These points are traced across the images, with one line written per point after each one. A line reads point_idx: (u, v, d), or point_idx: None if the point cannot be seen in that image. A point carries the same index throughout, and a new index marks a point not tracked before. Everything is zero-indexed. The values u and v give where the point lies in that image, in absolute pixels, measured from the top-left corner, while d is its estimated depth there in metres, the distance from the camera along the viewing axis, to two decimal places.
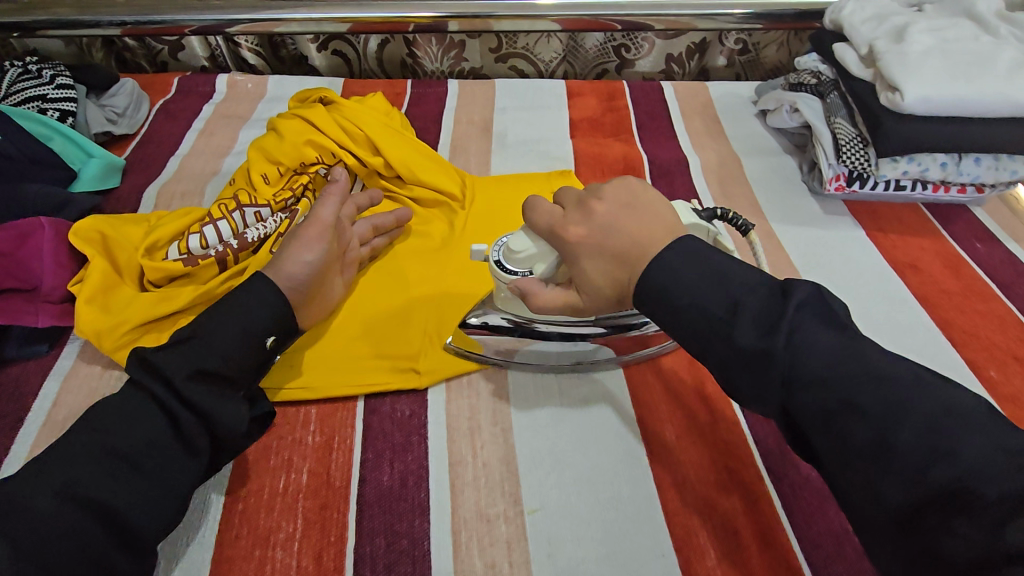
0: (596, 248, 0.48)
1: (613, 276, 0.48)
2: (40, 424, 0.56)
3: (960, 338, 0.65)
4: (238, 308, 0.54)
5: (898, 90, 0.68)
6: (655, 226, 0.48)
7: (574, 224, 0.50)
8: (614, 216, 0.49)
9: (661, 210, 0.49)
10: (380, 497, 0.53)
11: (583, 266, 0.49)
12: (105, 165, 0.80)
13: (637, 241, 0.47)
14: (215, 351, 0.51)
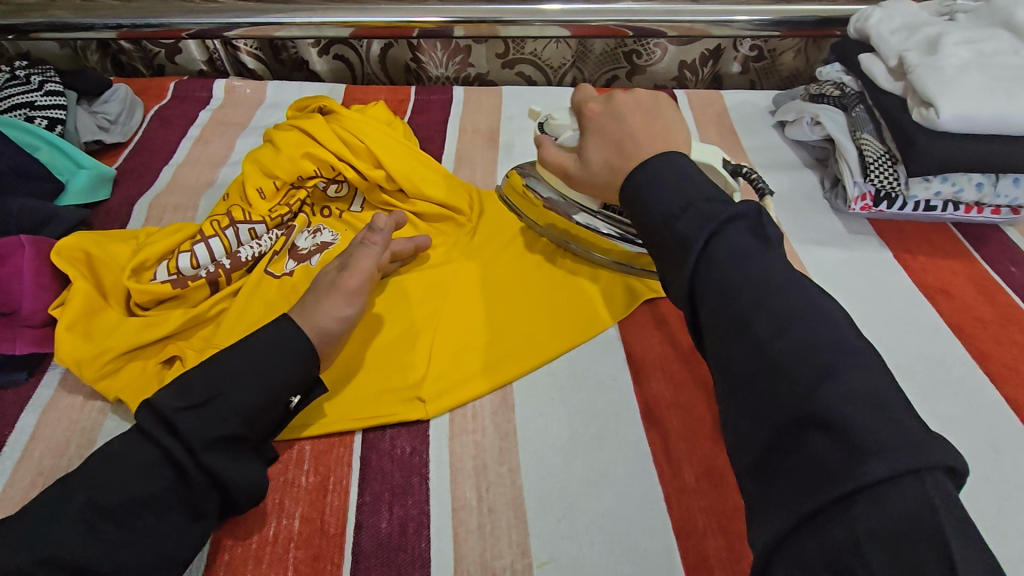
0: (605, 128, 0.54)
1: (605, 157, 0.52)
2: (14, 461, 0.53)
3: (998, 372, 0.61)
4: (260, 363, 0.50)
5: (932, 106, 0.64)
6: (661, 132, 0.52)
7: (599, 107, 0.56)
8: (629, 111, 0.54)
9: (673, 124, 0.54)
10: (378, 546, 0.49)
11: (591, 138, 0.54)
12: (94, 176, 0.76)
13: (638, 135, 0.51)
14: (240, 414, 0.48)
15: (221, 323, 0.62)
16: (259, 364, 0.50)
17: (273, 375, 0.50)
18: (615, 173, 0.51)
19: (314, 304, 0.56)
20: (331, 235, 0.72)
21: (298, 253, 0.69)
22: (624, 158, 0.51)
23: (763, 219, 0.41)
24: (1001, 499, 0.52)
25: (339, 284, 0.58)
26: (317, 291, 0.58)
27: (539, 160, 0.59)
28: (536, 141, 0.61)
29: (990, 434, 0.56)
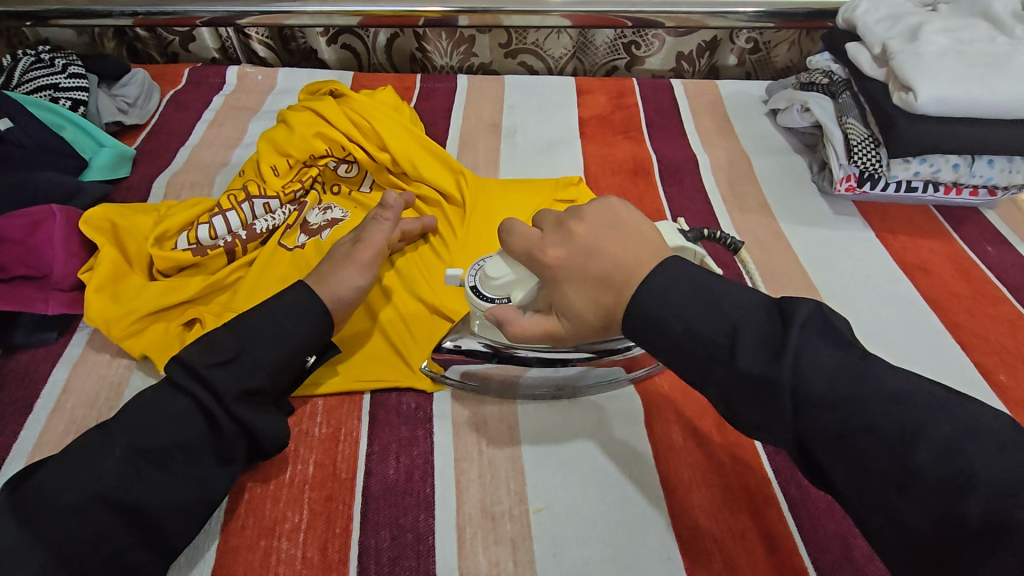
0: (577, 273, 0.45)
1: (594, 302, 0.45)
2: (48, 411, 0.57)
3: (970, 341, 0.65)
4: (281, 326, 0.54)
5: (911, 90, 0.68)
6: (638, 248, 0.45)
7: (557, 245, 0.47)
8: (595, 242, 0.46)
9: (643, 231, 0.47)
10: (386, 490, 0.53)
11: (569, 288, 0.46)
12: (116, 155, 0.80)
13: (619, 266, 0.44)
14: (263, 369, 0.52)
15: (238, 289, 0.66)
16: (282, 324, 0.54)
17: (293, 339, 0.54)
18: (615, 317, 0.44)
19: (330, 270, 0.60)
20: (341, 212, 0.75)
21: (309, 228, 0.73)
22: (619, 304, 0.43)
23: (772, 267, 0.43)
24: None
25: (354, 256, 0.61)
26: (333, 257, 0.61)
27: (515, 334, 0.49)
28: (496, 320, 0.51)
29: None
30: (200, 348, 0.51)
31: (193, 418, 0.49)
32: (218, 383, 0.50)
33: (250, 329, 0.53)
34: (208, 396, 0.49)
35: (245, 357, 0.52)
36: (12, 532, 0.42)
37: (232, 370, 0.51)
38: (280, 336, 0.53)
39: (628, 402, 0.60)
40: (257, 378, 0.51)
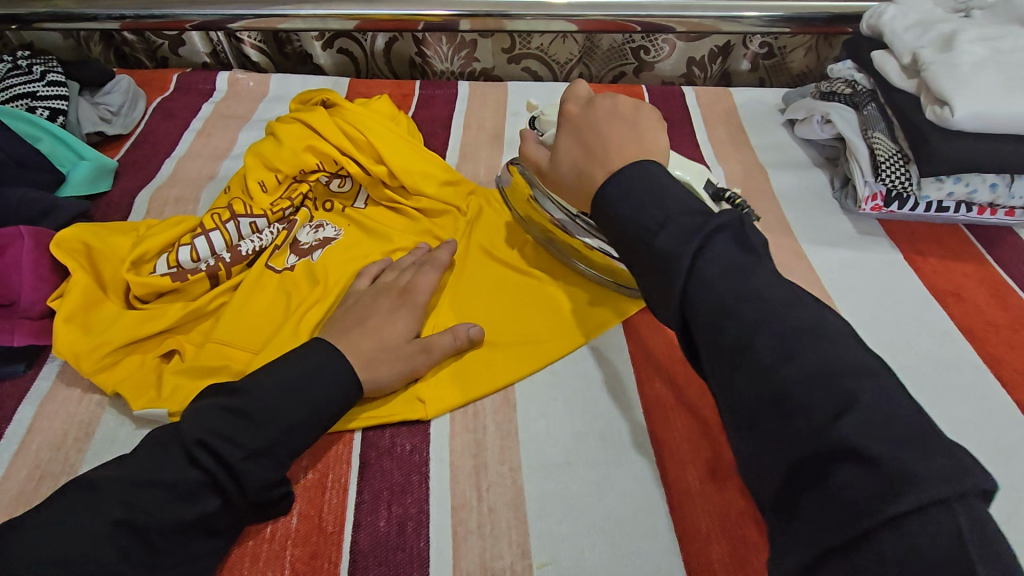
0: (578, 138, 0.51)
1: (574, 157, 0.51)
2: (11, 454, 0.52)
3: (1010, 377, 0.60)
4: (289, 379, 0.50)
5: (947, 104, 0.63)
6: (633, 136, 0.49)
7: (576, 115, 0.53)
8: (604, 119, 0.51)
9: (649, 130, 0.50)
10: (376, 545, 0.48)
11: (566, 135, 0.53)
12: (96, 168, 0.75)
13: (610, 144, 0.48)
14: (276, 424, 0.48)
15: (221, 317, 0.61)
16: (319, 406, 0.50)
17: (308, 393, 0.50)
18: (585, 181, 0.49)
19: (384, 370, 0.55)
20: (334, 231, 0.71)
21: (299, 247, 0.68)
22: (592, 167, 0.49)
23: (744, 228, 0.40)
24: (1011, 510, 0.51)
25: (413, 360, 0.57)
26: (387, 348, 0.56)
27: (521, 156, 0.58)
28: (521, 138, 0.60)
29: (1001, 439, 0.55)
30: (232, 424, 0.47)
31: (201, 494, 0.44)
32: (249, 477, 0.46)
33: (287, 412, 0.48)
34: (231, 485, 0.45)
35: (279, 448, 0.48)
36: None
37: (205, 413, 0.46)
38: (312, 410, 0.50)
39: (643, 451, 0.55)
40: (233, 424, 0.47)
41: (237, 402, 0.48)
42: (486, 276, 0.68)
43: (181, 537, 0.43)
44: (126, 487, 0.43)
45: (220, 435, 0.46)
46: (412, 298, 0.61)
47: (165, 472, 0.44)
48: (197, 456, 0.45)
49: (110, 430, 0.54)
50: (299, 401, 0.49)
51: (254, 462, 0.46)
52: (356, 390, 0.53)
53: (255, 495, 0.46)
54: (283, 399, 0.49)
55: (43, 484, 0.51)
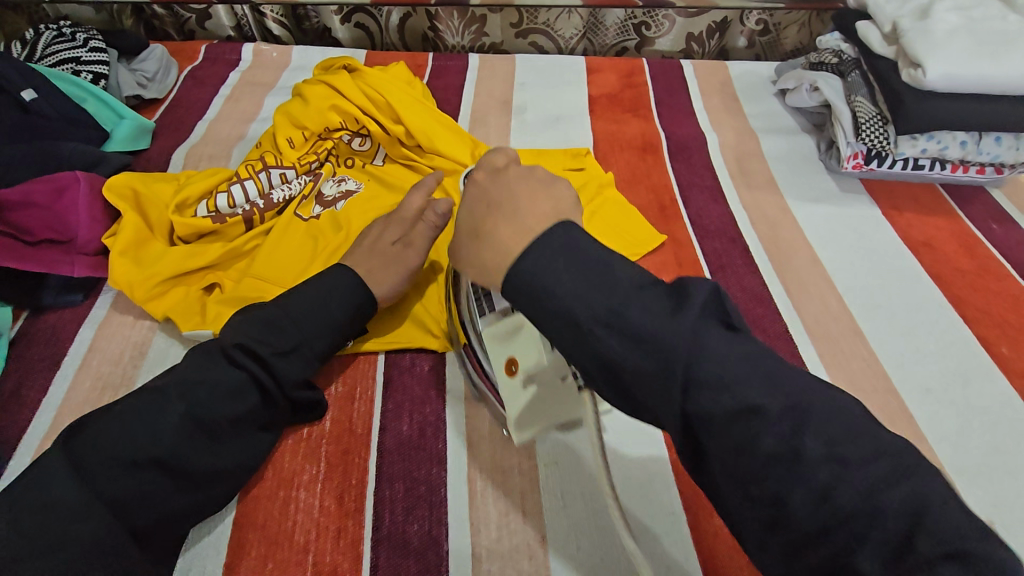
0: (481, 197, 0.42)
1: (476, 222, 0.41)
2: (76, 368, 0.59)
3: (972, 315, 0.66)
4: (313, 293, 0.57)
5: (920, 67, 0.68)
6: (545, 204, 0.40)
7: (484, 176, 0.44)
8: (518, 179, 0.42)
9: (565, 190, 0.43)
10: (400, 445, 0.55)
11: (470, 202, 0.43)
12: (136, 127, 0.82)
13: (520, 206, 0.40)
14: (303, 330, 0.54)
15: (256, 256, 0.68)
16: (339, 318, 0.57)
17: (333, 300, 0.57)
18: (487, 244, 0.39)
19: (380, 278, 0.61)
20: (355, 184, 0.77)
21: (324, 200, 0.75)
22: (496, 227, 0.39)
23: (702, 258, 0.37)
24: (964, 424, 0.57)
25: (400, 256, 0.62)
26: (374, 249, 0.62)
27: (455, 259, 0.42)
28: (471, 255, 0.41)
29: (958, 367, 0.62)
30: (264, 331, 0.53)
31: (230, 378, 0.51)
32: (284, 372, 0.52)
33: (310, 320, 0.55)
34: (268, 379, 0.52)
35: (306, 349, 0.54)
36: (47, 468, 0.44)
37: (244, 325, 0.54)
38: (335, 321, 0.56)
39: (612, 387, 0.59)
40: (290, 340, 0.54)
41: (269, 313, 0.55)
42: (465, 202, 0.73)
43: (234, 429, 0.50)
44: (181, 384, 0.49)
45: (256, 338, 0.52)
46: (400, 214, 0.64)
47: (209, 372, 0.50)
48: (244, 359, 0.51)
49: (162, 349, 0.61)
50: (322, 313, 0.56)
51: (286, 359, 0.53)
52: (368, 300, 0.59)
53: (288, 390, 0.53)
54: (309, 311, 0.55)
55: (105, 392, 0.57)
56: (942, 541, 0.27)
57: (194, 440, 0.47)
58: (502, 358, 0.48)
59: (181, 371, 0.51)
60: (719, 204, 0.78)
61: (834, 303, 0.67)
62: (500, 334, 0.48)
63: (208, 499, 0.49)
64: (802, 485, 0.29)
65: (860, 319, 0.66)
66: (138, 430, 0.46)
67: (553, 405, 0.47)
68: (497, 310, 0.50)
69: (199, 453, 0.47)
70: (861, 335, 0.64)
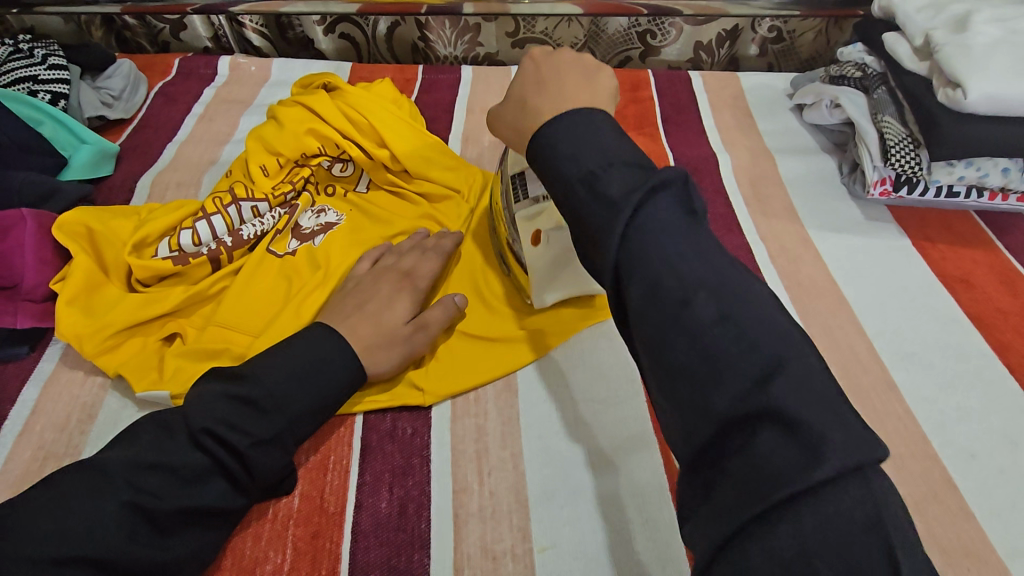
0: (534, 74, 0.47)
1: (522, 92, 0.47)
2: (15, 434, 0.53)
3: (1019, 365, 0.59)
4: (298, 366, 0.49)
5: (960, 87, 0.61)
6: (586, 86, 0.46)
7: (541, 56, 0.49)
8: (568, 62, 0.48)
9: (606, 79, 0.48)
10: (377, 526, 0.49)
11: (518, 81, 0.48)
12: (98, 152, 0.75)
13: (564, 88, 0.45)
14: (284, 412, 0.48)
15: (222, 300, 0.61)
16: (325, 396, 0.50)
17: (322, 376, 0.50)
18: (529, 116, 0.45)
19: (381, 352, 0.54)
20: (335, 216, 0.70)
21: (301, 232, 0.68)
22: (541, 98, 0.45)
23: (691, 191, 0.37)
24: (1016, 496, 0.51)
25: (412, 341, 0.57)
26: (374, 316, 0.56)
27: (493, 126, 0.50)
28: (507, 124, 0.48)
29: (1006, 426, 0.55)
30: (239, 413, 0.46)
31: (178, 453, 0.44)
32: (259, 464, 0.46)
33: (293, 401, 0.48)
34: (239, 471, 0.46)
35: (286, 435, 0.48)
36: None
37: (211, 399, 0.46)
38: (321, 397, 0.50)
39: (618, 467, 0.52)
40: (273, 425, 0.47)
41: (244, 390, 0.47)
42: (477, 265, 0.67)
43: (195, 520, 0.44)
44: (132, 467, 0.42)
45: (231, 425, 0.45)
46: (414, 281, 0.61)
47: (172, 455, 0.44)
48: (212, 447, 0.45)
49: (113, 411, 0.55)
50: (308, 390, 0.49)
51: (263, 449, 0.46)
52: (360, 375, 0.53)
53: (256, 478, 0.47)
54: (293, 391, 0.48)
55: (47, 464, 0.51)
56: (793, 399, 0.29)
57: (144, 544, 0.41)
58: (529, 232, 0.59)
59: (133, 449, 0.44)
60: (733, 234, 0.71)
61: (863, 349, 0.61)
62: (531, 215, 0.59)
63: None
64: (688, 331, 0.32)
65: (892, 369, 0.59)
66: (75, 524, 0.40)
67: (558, 274, 0.60)
68: (531, 196, 0.59)
69: (147, 554, 0.41)
70: (895, 388, 0.58)
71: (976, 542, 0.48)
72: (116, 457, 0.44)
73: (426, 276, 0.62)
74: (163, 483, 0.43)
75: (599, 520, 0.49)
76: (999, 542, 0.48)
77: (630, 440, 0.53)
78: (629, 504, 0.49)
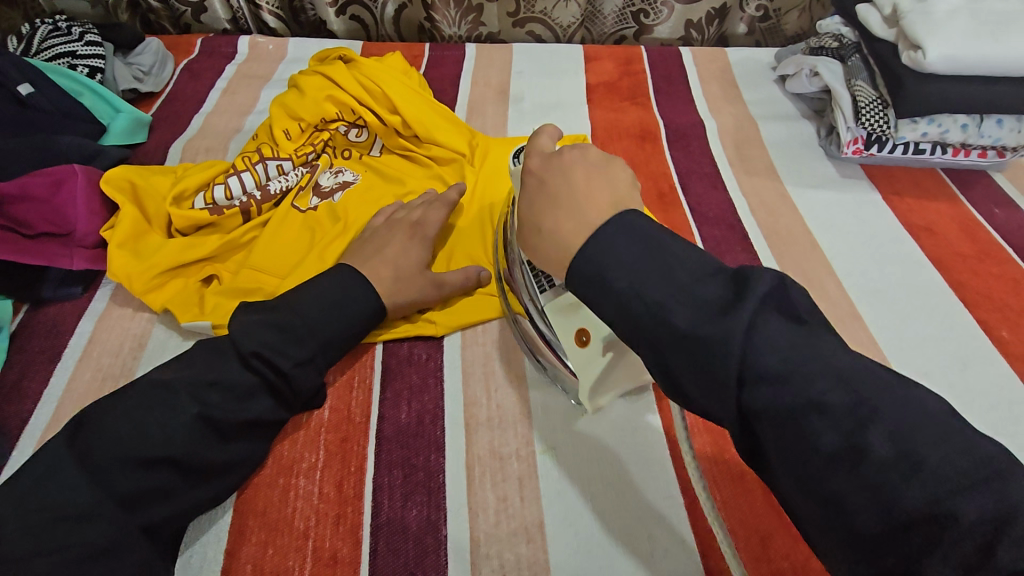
0: (541, 189, 0.44)
1: (541, 220, 0.42)
2: (76, 360, 0.59)
3: (973, 299, 0.65)
4: (327, 298, 0.56)
5: (920, 49, 0.68)
6: (609, 193, 0.42)
7: (539, 164, 0.46)
8: (575, 167, 0.44)
9: (621, 174, 0.44)
10: (398, 433, 0.55)
11: (528, 203, 0.45)
12: (133, 120, 0.82)
13: (578, 198, 0.41)
14: (317, 337, 0.54)
15: (253, 248, 0.68)
16: (349, 326, 0.57)
17: (347, 308, 0.57)
18: (547, 242, 0.41)
19: (400, 292, 0.61)
20: (352, 176, 0.77)
21: (321, 190, 0.75)
22: (561, 218, 0.41)
23: (787, 286, 0.34)
24: (962, 406, 0.57)
25: (426, 288, 0.62)
26: (392, 258, 0.62)
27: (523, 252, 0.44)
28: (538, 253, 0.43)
29: (958, 350, 0.61)
30: (279, 338, 0.53)
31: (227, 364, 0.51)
32: (299, 381, 0.53)
33: (323, 328, 0.55)
34: (280, 382, 0.52)
35: (319, 359, 0.54)
36: (50, 456, 0.44)
37: (253, 326, 0.53)
38: (346, 325, 0.56)
39: None
40: (309, 347, 0.54)
41: (282, 317, 0.54)
42: (484, 221, 0.73)
43: (248, 428, 0.50)
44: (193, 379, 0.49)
45: (272, 347, 0.52)
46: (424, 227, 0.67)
47: (226, 373, 0.50)
48: (257, 360, 0.51)
49: (161, 340, 0.61)
50: (335, 321, 0.56)
51: (302, 368, 0.53)
52: (381, 311, 0.59)
53: (298, 391, 0.53)
54: (323, 318, 0.55)
55: (106, 383, 0.58)
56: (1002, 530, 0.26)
57: (201, 434, 0.48)
58: (573, 330, 0.52)
59: (191, 367, 0.51)
60: (719, 191, 0.78)
61: (833, 288, 0.67)
62: (563, 309, 0.53)
63: (211, 487, 0.49)
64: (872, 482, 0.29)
65: (859, 304, 0.66)
66: (150, 423, 0.46)
67: (614, 376, 0.52)
68: (556, 286, 0.54)
69: (208, 451, 0.48)
70: (861, 320, 0.64)
71: None
72: (178, 373, 0.50)
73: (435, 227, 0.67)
74: (214, 383, 0.49)
75: (594, 428, 0.55)
76: None
77: None
78: (618, 415, 0.56)
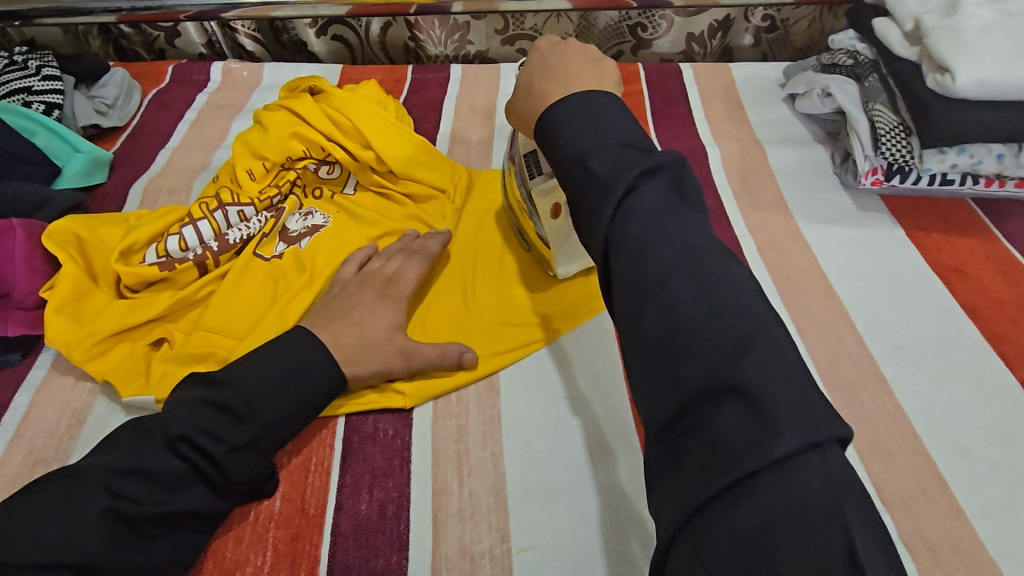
0: (540, 63, 0.48)
1: (531, 87, 0.47)
2: (7, 441, 0.54)
3: (1014, 356, 0.57)
4: (274, 370, 0.50)
5: (949, 72, 0.60)
6: (594, 77, 0.46)
7: (546, 47, 0.49)
8: (572, 51, 0.48)
9: (609, 70, 0.47)
10: (357, 528, 0.49)
11: (523, 77, 0.49)
12: (91, 160, 0.76)
13: (567, 75, 0.46)
14: (261, 419, 0.48)
15: (208, 306, 0.62)
16: (303, 403, 0.50)
17: (299, 383, 0.50)
18: (535, 103, 0.46)
19: (363, 360, 0.54)
20: (322, 218, 0.70)
21: (288, 235, 0.68)
22: (547, 86, 0.46)
23: (685, 175, 0.37)
24: (1008, 492, 0.49)
25: (394, 351, 0.56)
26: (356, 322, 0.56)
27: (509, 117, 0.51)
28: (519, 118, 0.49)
29: (1000, 420, 0.53)
30: (215, 418, 0.47)
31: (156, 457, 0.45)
32: (235, 471, 0.46)
33: (269, 408, 0.49)
34: (216, 476, 0.46)
35: (263, 441, 0.48)
36: None
37: (186, 407, 0.47)
38: (297, 402, 0.50)
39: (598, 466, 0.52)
40: (252, 430, 0.47)
41: (221, 396, 0.48)
42: (468, 270, 0.67)
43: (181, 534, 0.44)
44: (115, 480, 0.43)
45: (206, 431, 0.46)
46: (393, 280, 0.61)
47: (150, 461, 0.44)
48: (189, 452, 0.45)
49: (101, 417, 0.56)
50: (282, 398, 0.49)
51: (240, 454, 0.47)
52: (340, 382, 0.53)
53: (239, 485, 0.47)
54: (268, 397, 0.49)
55: (37, 468, 0.52)
56: None
57: (121, 547, 0.42)
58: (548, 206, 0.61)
59: (114, 454, 0.45)
60: (722, 228, 0.70)
61: (852, 343, 0.59)
62: (545, 189, 0.60)
63: None
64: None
65: (882, 364, 0.58)
66: (53, 526, 0.40)
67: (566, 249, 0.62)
68: (546, 172, 0.60)
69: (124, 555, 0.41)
70: (885, 383, 0.56)
71: (964, 540, 0.47)
72: (97, 462, 0.44)
73: (409, 283, 0.61)
74: (138, 484, 0.43)
75: (577, 521, 0.49)
76: (990, 541, 0.47)
77: (601, 446, 0.53)
78: (606, 506, 0.49)
